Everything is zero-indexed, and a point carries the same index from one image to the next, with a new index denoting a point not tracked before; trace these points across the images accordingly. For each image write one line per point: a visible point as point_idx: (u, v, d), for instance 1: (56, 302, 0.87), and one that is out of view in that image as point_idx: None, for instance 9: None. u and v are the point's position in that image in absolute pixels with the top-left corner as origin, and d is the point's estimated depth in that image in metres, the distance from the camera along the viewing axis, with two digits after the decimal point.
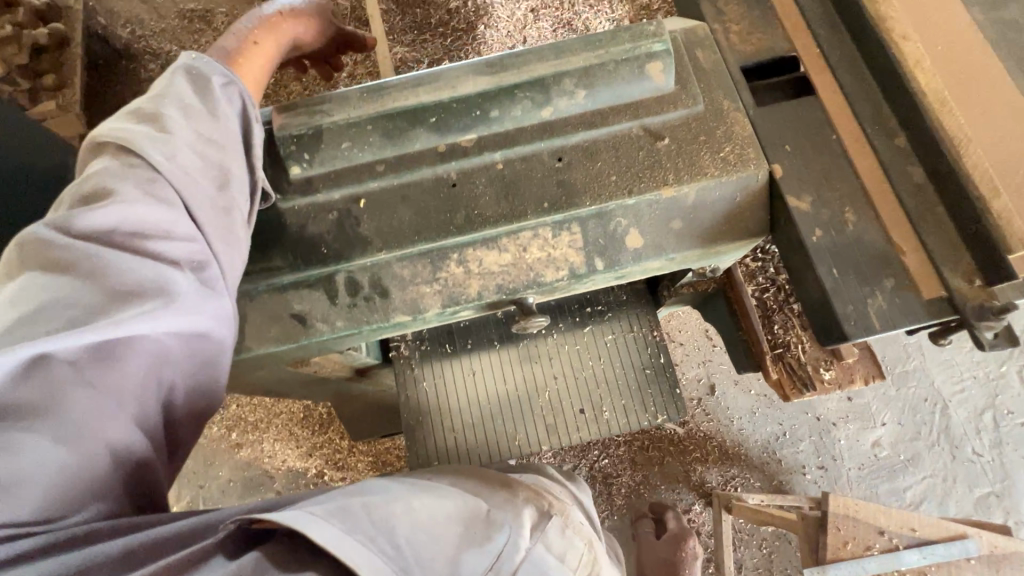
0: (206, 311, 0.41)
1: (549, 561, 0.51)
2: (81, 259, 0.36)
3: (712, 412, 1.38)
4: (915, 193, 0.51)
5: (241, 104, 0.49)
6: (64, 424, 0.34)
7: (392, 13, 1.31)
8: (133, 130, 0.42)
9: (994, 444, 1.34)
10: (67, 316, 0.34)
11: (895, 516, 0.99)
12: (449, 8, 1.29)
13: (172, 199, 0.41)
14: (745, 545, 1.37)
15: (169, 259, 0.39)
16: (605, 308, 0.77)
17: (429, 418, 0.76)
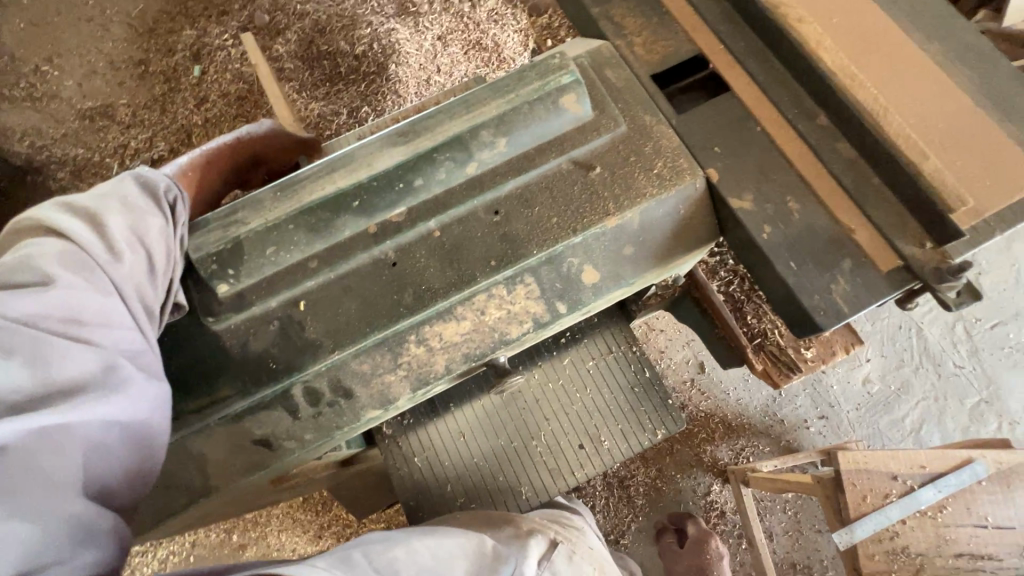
0: (150, 400, 0.40)
1: None
2: (19, 343, 0.34)
3: (707, 389, 1.38)
4: (849, 169, 0.51)
5: (178, 201, 0.49)
6: (16, 501, 0.31)
7: (298, 69, 1.27)
8: (66, 223, 0.41)
9: (972, 352, 1.39)
10: (9, 402, 0.33)
11: (904, 458, 1.00)
12: (355, 53, 1.25)
13: (104, 286, 0.40)
14: (770, 513, 1.37)
15: (107, 350, 0.38)
16: (578, 334, 0.75)
17: (429, 494, 0.71)
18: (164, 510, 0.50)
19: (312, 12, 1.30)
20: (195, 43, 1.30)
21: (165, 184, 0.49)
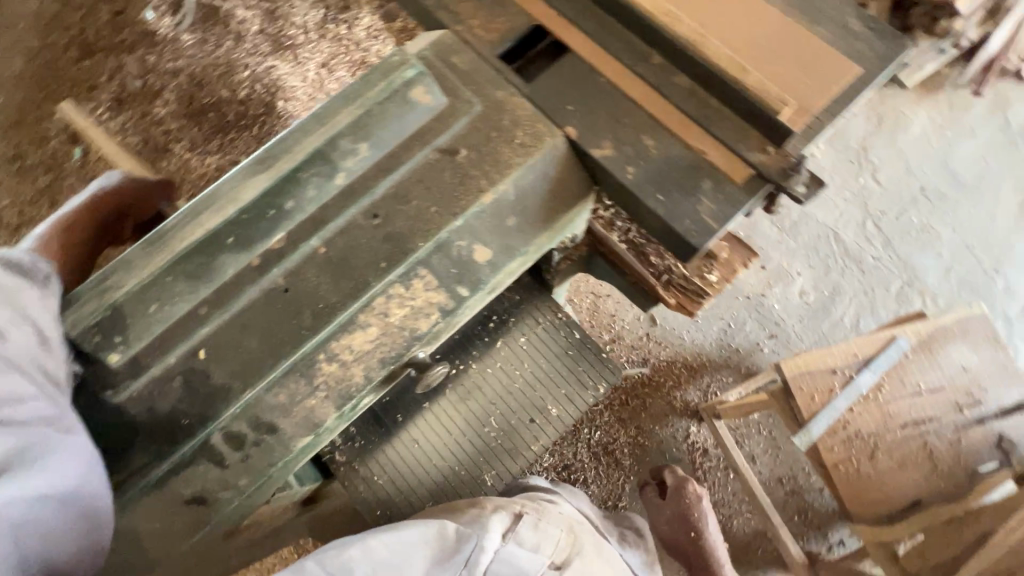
0: (79, 466, 0.41)
1: (521, 555, 0.59)
2: None
3: (663, 338, 1.46)
4: (690, 97, 0.55)
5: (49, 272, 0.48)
6: None
7: (185, 128, 1.22)
8: None
9: (886, 243, 1.50)
10: None
11: (838, 352, 1.08)
12: (240, 99, 1.22)
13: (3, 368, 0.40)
14: (748, 438, 1.46)
15: (17, 429, 0.39)
16: (505, 316, 0.77)
17: (396, 506, 0.71)
18: None
19: (185, 67, 1.25)
20: (70, 124, 1.24)
21: (30, 259, 0.47)
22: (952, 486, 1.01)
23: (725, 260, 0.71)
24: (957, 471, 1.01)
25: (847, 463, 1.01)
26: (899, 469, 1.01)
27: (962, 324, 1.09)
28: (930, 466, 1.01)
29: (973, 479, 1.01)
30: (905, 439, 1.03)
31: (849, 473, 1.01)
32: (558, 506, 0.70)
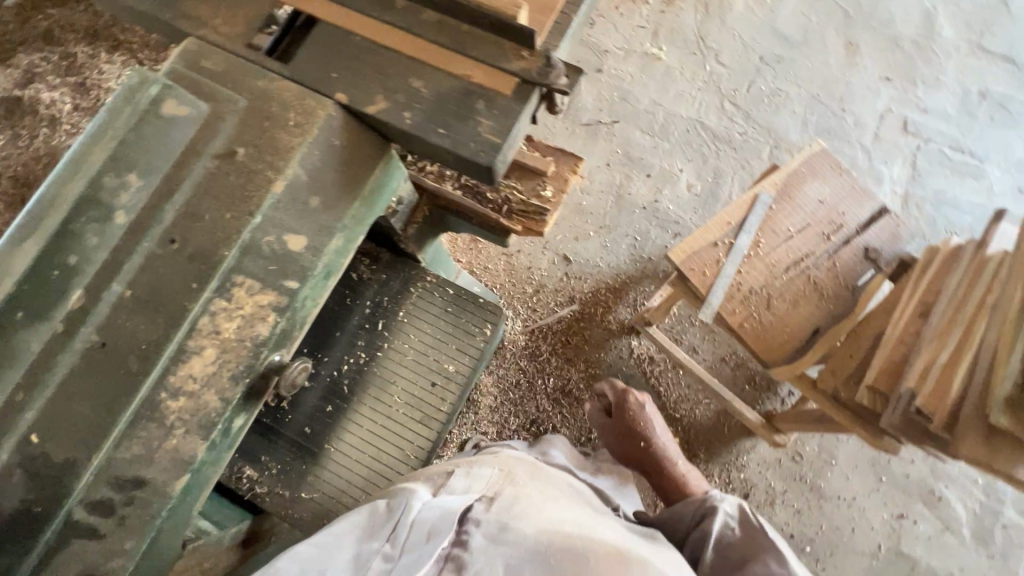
0: None
1: (448, 499, 0.69)
2: None
3: (582, 271, 1.80)
4: (440, 29, 0.56)
5: None
6: None
7: None
8: None
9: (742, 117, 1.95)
10: None
11: (714, 227, 1.15)
12: None
13: None
14: (688, 331, 1.70)
15: None
16: (379, 305, 0.83)
17: (340, 507, 0.76)
18: None
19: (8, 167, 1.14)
20: None
21: None
22: (839, 308, 1.11)
23: (554, 175, 0.74)
24: (841, 292, 1.12)
25: (751, 320, 1.10)
26: (794, 307, 1.10)
27: (808, 164, 1.19)
28: (818, 296, 1.11)
29: (855, 293, 1.12)
30: (791, 278, 1.12)
31: (754, 327, 1.09)
32: (491, 459, 0.81)
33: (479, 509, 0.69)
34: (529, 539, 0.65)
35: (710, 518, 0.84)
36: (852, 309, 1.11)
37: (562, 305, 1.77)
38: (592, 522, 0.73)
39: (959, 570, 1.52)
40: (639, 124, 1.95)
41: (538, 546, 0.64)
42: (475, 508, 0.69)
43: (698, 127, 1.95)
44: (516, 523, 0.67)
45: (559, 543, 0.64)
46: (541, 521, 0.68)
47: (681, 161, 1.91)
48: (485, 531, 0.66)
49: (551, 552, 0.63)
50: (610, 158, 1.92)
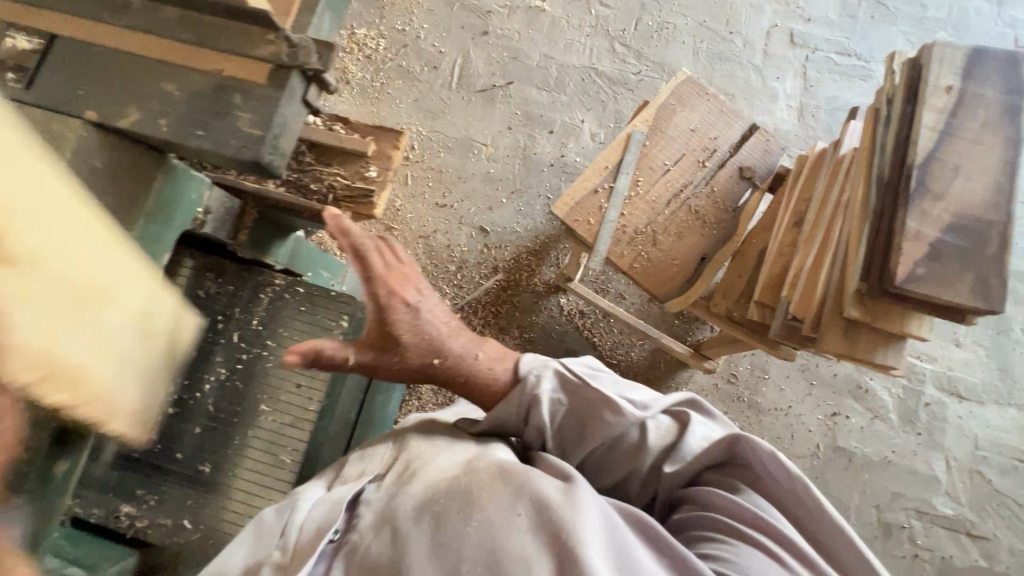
0: None
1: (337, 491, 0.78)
2: None
3: (500, 240, 1.80)
4: (182, 27, 0.55)
5: None
6: None
7: None
8: None
9: (635, 57, 1.93)
10: None
11: (592, 174, 1.15)
12: None
13: None
14: (611, 280, 1.72)
15: None
16: (238, 327, 0.95)
17: (227, 508, 0.87)
18: None
19: None
20: None
21: None
22: (721, 232, 1.14)
23: (377, 153, 0.73)
24: (721, 215, 1.14)
25: (638, 259, 1.11)
26: (678, 240, 1.13)
27: (676, 95, 1.19)
28: (700, 224, 1.14)
29: (735, 214, 1.14)
30: (672, 211, 1.14)
31: (642, 265, 1.11)
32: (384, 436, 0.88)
33: (369, 491, 0.77)
34: (410, 500, 0.72)
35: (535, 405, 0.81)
36: (733, 231, 1.14)
37: (486, 277, 1.77)
38: (465, 450, 0.80)
39: (891, 453, 1.62)
40: (534, 81, 1.92)
41: (417, 504, 0.71)
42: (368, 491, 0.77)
43: (593, 74, 1.93)
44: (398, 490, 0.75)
45: (436, 493, 0.71)
46: (422, 479, 0.75)
47: (581, 112, 1.90)
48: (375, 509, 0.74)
49: (430, 504, 0.70)
50: (511, 121, 1.89)
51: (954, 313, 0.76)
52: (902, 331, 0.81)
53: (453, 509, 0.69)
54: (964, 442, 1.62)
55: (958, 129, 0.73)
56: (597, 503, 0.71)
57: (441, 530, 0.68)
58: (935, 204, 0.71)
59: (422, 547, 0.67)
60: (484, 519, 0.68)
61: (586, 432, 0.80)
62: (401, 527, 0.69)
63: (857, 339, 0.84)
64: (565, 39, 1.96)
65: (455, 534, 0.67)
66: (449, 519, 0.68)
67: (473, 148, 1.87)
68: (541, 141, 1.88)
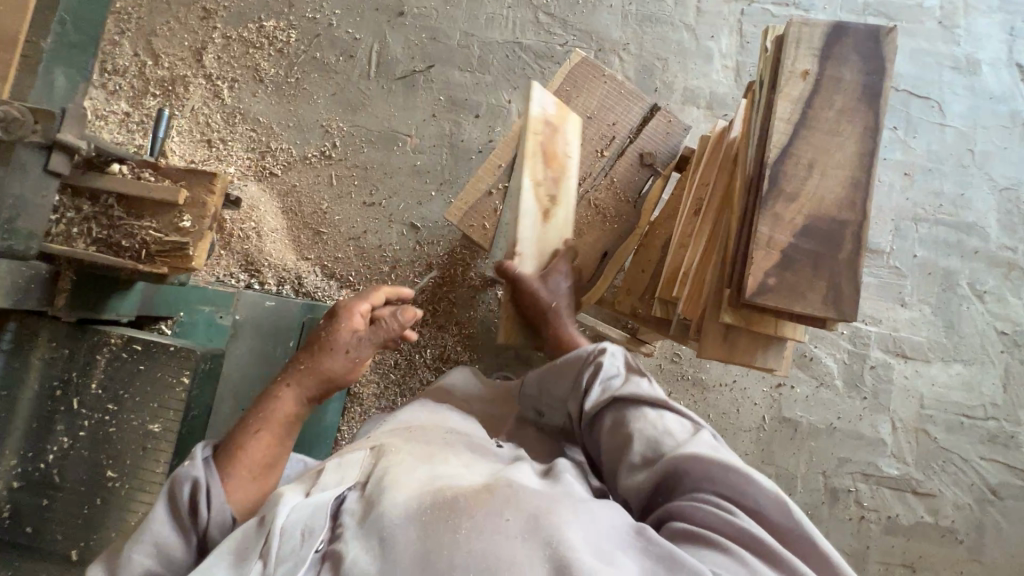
0: None
1: (321, 494, 0.65)
2: None
3: (433, 236, 1.75)
4: None
5: None
6: None
7: None
8: None
9: (561, 26, 1.82)
10: None
11: (484, 174, 1.10)
12: None
13: None
14: None
15: None
16: None
17: None
18: None
19: None
20: None
21: None
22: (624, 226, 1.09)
23: (191, 201, 0.70)
24: (623, 208, 1.09)
25: (536, 263, 1.10)
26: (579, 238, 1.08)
27: (570, 80, 1.12)
28: (602, 219, 1.08)
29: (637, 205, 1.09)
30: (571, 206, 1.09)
31: None
32: (361, 443, 0.77)
33: (351, 499, 0.65)
34: (400, 504, 0.61)
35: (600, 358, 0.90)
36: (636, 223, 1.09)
37: (420, 275, 1.73)
38: (463, 468, 0.71)
39: (837, 419, 1.61)
40: (456, 62, 1.82)
41: (409, 508, 0.60)
42: (347, 497, 0.66)
43: (517, 49, 1.82)
44: (385, 490, 0.64)
45: (430, 499, 0.61)
46: (412, 481, 0.65)
47: (507, 91, 1.81)
48: (358, 516, 0.62)
49: (423, 507, 0.60)
50: (434, 108, 1.81)
51: (818, 322, 0.77)
52: (777, 334, 0.82)
53: (448, 511, 0.59)
54: (910, 402, 1.62)
55: (813, 118, 0.75)
56: (605, 524, 0.63)
57: (431, 536, 0.57)
58: (788, 207, 0.74)
59: (410, 557, 0.56)
60: (481, 522, 0.58)
61: (623, 386, 0.85)
62: (389, 531, 0.59)
63: (736, 342, 0.84)
64: (487, 13, 1.84)
65: (445, 546, 0.57)
66: (441, 533, 0.58)
67: (397, 140, 1.80)
68: (468, 127, 1.80)
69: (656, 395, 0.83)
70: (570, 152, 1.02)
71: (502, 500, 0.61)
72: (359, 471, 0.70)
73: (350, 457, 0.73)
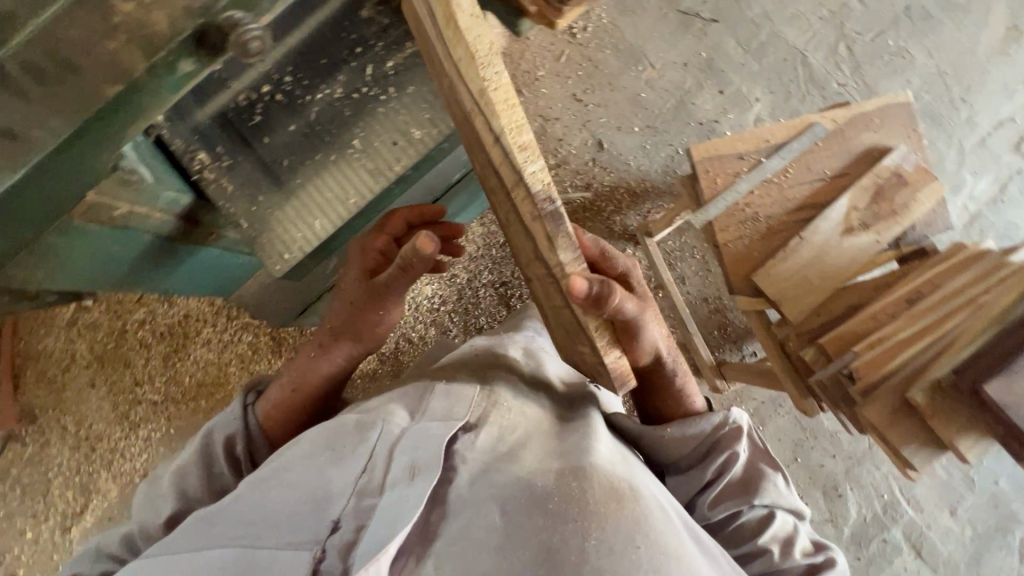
0: None
1: (429, 425, 0.68)
2: None
3: (609, 164, 1.70)
4: None
5: None
6: None
7: None
8: None
9: (852, 68, 1.73)
10: None
11: (748, 137, 1.08)
12: None
13: None
14: (682, 260, 1.67)
15: None
16: (382, 57, 0.75)
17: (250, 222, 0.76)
18: None
19: None
20: None
21: None
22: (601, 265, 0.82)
23: None
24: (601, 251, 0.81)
25: (737, 241, 1.05)
26: (789, 251, 1.03)
27: (881, 113, 1.07)
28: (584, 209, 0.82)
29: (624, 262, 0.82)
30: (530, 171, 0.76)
31: (736, 249, 1.05)
32: (475, 379, 0.78)
33: (467, 439, 0.68)
34: (520, 481, 0.62)
35: (732, 442, 0.81)
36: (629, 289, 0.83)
37: (574, 188, 1.68)
38: (583, 442, 0.70)
39: None
40: (738, 33, 1.74)
41: (529, 487, 0.62)
42: (461, 438, 0.68)
43: (799, 60, 1.73)
44: (505, 455, 0.66)
45: (552, 486, 0.63)
46: (536, 451, 0.65)
47: (761, 90, 1.73)
48: (474, 462, 0.66)
49: (545, 496, 0.61)
50: (690, 58, 1.74)
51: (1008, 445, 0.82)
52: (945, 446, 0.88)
53: (577, 513, 0.60)
54: None
55: None
56: None
57: (557, 533, 0.59)
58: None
59: (536, 546, 0.58)
60: (614, 539, 0.60)
61: (754, 481, 0.81)
62: (508, 506, 0.61)
63: (897, 425, 0.91)
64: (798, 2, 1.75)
65: (571, 548, 0.59)
66: (566, 526, 0.60)
67: (639, 63, 1.74)
68: (707, 95, 1.73)
69: (787, 500, 0.82)
70: (909, 209, 1.04)
71: (624, 529, 0.61)
72: (471, 413, 0.70)
73: (463, 390, 0.74)
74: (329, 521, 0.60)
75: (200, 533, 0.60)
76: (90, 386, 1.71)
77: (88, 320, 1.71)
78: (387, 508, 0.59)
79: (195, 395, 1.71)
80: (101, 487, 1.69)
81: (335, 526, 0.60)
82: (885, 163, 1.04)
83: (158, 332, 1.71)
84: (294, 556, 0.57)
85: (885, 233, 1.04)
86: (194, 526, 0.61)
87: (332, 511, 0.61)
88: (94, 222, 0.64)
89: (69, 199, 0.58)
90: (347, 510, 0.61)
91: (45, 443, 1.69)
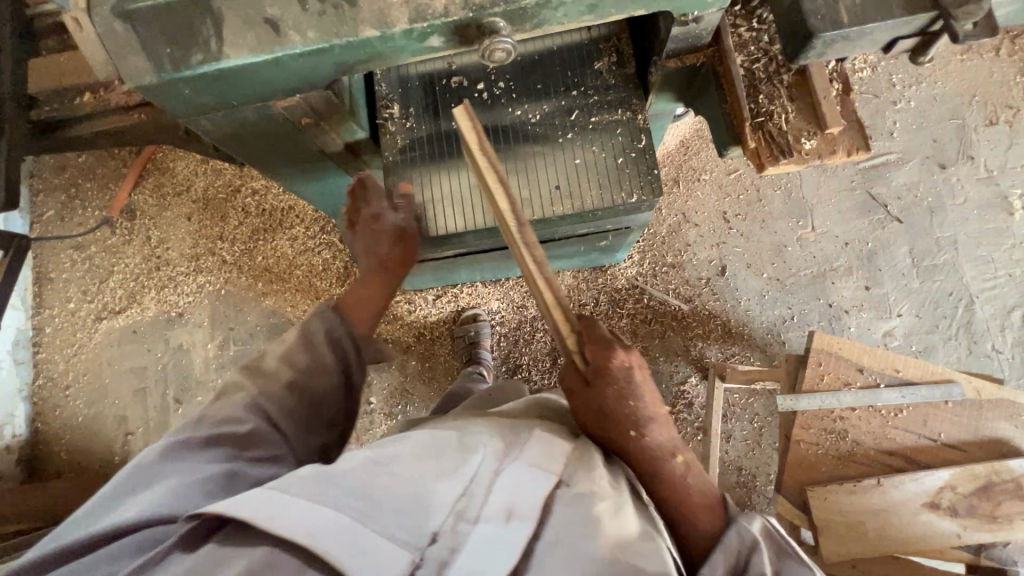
0: None
1: (524, 463, 0.57)
2: None
3: (720, 292, 1.64)
4: None
5: None
6: None
7: None
8: None
9: (1015, 340, 1.57)
10: None
11: (877, 356, 1.01)
12: None
13: None
14: (738, 419, 1.57)
15: None
16: (588, 116, 0.81)
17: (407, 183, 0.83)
18: (180, 62, 0.56)
19: None
20: None
21: None
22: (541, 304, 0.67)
23: (828, 139, 0.65)
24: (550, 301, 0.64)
25: (812, 445, 0.97)
26: (860, 487, 0.93)
27: None
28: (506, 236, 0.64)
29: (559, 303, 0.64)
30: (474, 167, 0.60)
31: (806, 452, 0.97)
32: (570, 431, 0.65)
33: (565, 489, 0.57)
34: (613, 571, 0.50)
35: None
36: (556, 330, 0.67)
37: (675, 296, 1.64)
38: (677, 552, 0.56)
39: None
40: (915, 244, 1.64)
41: None
42: (558, 492, 0.56)
43: (964, 302, 1.60)
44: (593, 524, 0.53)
45: None
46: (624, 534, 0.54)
47: (909, 308, 1.61)
48: (563, 519, 0.54)
49: None
50: (853, 240, 1.65)
51: None
52: None
53: None
54: None
55: None
56: None
57: None
58: None
59: None
60: None
61: None
62: None
63: None
64: (994, 247, 1.62)
65: None
66: None
67: (802, 219, 1.67)
68: (851, 283, 1.64)
69: None
70: (1013, 525, 0.91)
71: None
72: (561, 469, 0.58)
73: (563, 444, 0.61)
74: (428, 532, 0.51)
75: (310, 484, 0.53)
76: (186, 218, 1.86)
77: (218, 166, 1.87)
78: (477, 543, 0.51)
79: (257, 275, 1.81)
80: (143, 301, 1.82)
81: (434, 539, 0.51)
82: (1012, 463, 0.92)
83: (262, 207, 1.84)
84: (392, 551, 0.49)
85: (977, 534, 0.91)
86: (305, 476, 0.55)
87: (431, 524, 0.52)
88: (284, 117, 0.70)
89: (281, 91, 0.63)
90: (446, 527, 0.52)
91: (127, 242, 1.86)
